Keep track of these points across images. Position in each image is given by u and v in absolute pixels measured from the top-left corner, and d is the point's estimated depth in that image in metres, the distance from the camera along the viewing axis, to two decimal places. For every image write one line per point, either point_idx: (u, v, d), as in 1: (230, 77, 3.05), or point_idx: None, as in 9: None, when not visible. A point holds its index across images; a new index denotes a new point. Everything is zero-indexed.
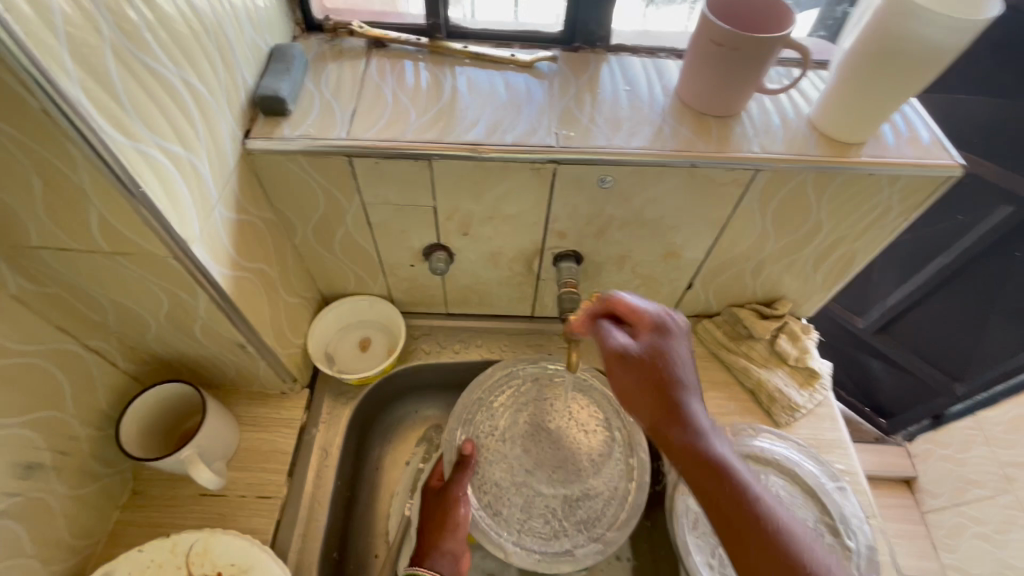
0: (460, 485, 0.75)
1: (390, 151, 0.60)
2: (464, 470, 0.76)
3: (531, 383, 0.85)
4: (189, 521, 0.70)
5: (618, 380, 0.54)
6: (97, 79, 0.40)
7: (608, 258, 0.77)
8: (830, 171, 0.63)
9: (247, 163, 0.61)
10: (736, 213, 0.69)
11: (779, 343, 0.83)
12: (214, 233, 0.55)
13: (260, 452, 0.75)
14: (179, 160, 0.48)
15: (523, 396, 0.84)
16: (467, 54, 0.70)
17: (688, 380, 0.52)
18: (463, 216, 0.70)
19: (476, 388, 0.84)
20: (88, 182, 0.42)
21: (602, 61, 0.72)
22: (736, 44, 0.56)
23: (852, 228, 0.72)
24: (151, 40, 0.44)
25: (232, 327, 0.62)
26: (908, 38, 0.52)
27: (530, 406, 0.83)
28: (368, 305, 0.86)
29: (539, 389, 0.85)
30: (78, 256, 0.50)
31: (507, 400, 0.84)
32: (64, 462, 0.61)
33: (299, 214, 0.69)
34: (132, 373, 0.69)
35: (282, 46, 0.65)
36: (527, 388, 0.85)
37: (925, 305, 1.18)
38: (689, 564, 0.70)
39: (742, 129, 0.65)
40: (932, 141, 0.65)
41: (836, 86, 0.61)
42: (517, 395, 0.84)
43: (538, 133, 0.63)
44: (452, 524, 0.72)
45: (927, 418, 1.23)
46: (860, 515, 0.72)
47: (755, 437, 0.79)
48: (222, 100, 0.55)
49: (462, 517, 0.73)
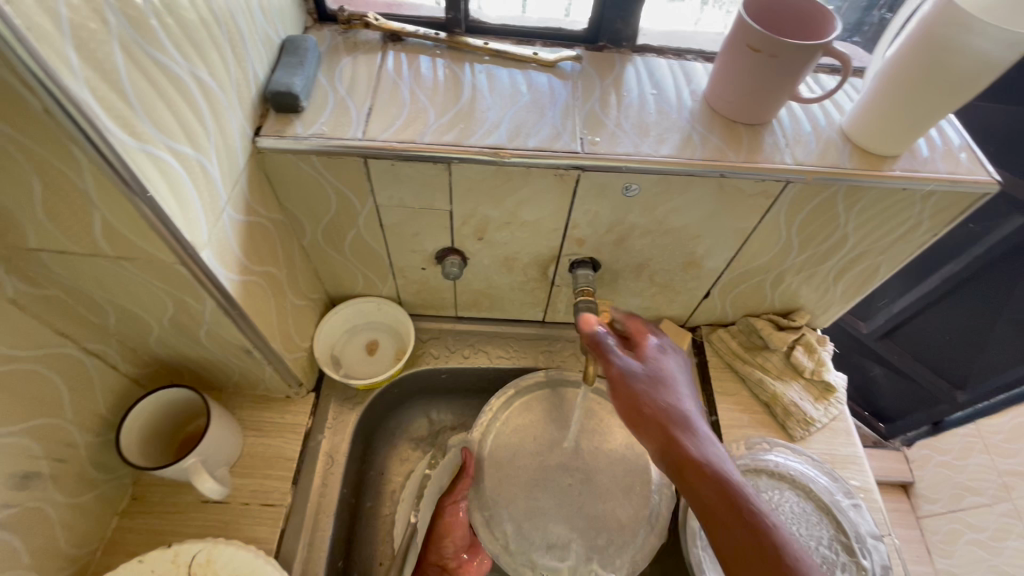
0: (451, 497, 0.78)
1: (406, 152, 0.57)
2: (460, 481, 0.78)
3: (537, 427, 0.81)
4: (192, 529, 0.68)
5: (624, 401, 0.52)
6: (104, 76, 0.37)
7: (626, 266, 0.75)
8: (863, 185, 0.61)
9: (257, 162, 0.58)
10: (761, 223, 0.67)
11: (795, 355, 0.81)
12: (222, 237, 0.52)
13: (265, 458, 0.73)
14: (188, 160, 0.45)
15: (546, 460, 0.79)
16: (487, 51, 0.68)
17: (688, 416, 0.50)
18: (480, 221, 0.67)
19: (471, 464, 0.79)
20: (92, 185, 0.39)
21: (628, 61, 0.69)
22: (774, 51, 0.53)
23: (878, 241, 0.70)
24: (160, 32, 0.41)
25: (238, 331, 0.59)
26: (959, 52, 0.50)
27: (542, 466, 0.79)
28: (375, 307, 0.83)
29: (529, 430, 0.81)
30: (79, 260, 0.47)
31: (525, 463, 0.79)
32: (62, 470, 0.58)
33: (308, 215, 0.66)
34: (133, 376, 0.67)
35: (295, 38, 0.62)
36: (517, 430, 0.81)
37: (929, 313, 1.12)
38: None
39: (773, 138, 0.62)
40: (967, 156, 0.63)
41: (873, 97, 0.59)
42: (518, 449, 0.80)
43: (562, 137, 0.60)
44: (441, 530, 0.77)
45: (926, 424, 1.19)
46: (875, 534, 0.72)
47: (770, 451, 0.78)
48: (232, 95, 0.52)
49: (442, 525, 0.77)
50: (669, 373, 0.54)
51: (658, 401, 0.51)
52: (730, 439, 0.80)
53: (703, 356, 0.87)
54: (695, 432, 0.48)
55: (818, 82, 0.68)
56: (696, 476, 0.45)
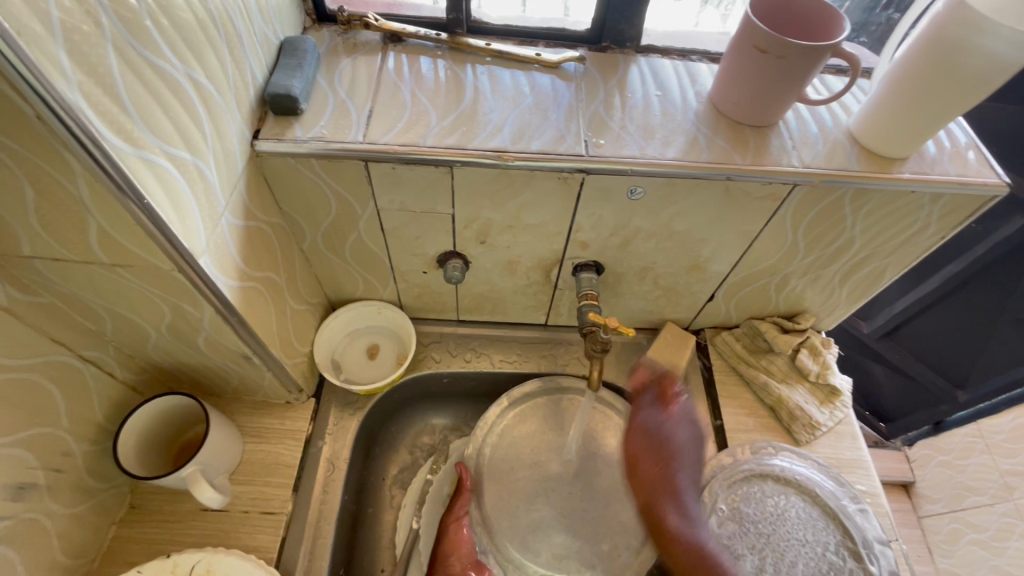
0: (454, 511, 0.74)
1: (407, 156, 0.56)
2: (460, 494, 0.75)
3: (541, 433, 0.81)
4: (190, 538, 0.67)
5: (632, 445, 0.63)
6: (99, 80, 0.36)
7: (630, 270, 0.74)
8: (871, 187, 0.60)
9: (256, 165, 0.57)
10: (768, 226, 0.66)
11: (800, 359, 0.80)
12: (221, 243, 0.51)
13: (265, 465, 0.72)
14: (186, 166, 0.44)
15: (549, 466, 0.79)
16: (489, 51, 0.66)
17: (682, 485, 0.60)
18: (482, 225, 0.66)
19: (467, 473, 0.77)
20: (86, 192, 0.38)
21: (632, 62, 0.69)
22: (782, 52, 0.52)
23: (885, 244, 0.69)
24: (155, 34, 0.40)
25: (237, 338, 0.58)
26: (969, 52, 0.49)
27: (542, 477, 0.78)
28: (375, 311, 0.82)
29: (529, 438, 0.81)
30: (75, 268, 0.46)
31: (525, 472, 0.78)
32: (59, 480, 0.57)
33: (308, 218, 0.65)
34: (131, 383, 0.66)
35: (294, 39, 0.61)
36: (517, 437, 0.80)
37: (931, 313, 1.12)
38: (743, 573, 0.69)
39: (780, 140, 0.61)
40: (975, 156, 0.62)
41: (881, 98, 0.58)
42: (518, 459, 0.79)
43: (566, 140, 0.59)
44: (449, 547, 0.71)
45: (928, 424, 1.18)
46: (883, 540, 0.71)
47: (776, 455, 0.77)
48: (230, 98, 0.51)
49: (452, 539, 0.71)
50: (681, 445, 0.62)
51: (665, 460, 0.61)
52: (735, 443, 0.79)
53: (707, 359, 0.87)
54: (680, 504, 0.58)
55: (825, 83, 0.68)
56: (671, 541, 0.56)
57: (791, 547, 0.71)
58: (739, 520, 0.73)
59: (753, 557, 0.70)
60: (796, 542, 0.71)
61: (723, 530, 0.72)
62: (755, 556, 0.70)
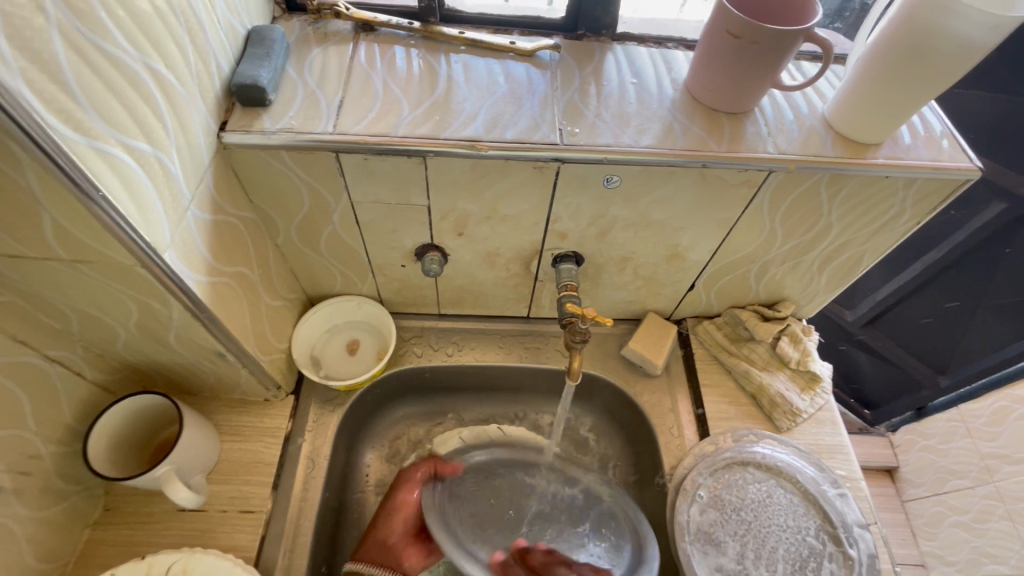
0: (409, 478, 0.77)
1: (379, 147, 0.55)
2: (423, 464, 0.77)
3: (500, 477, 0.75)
4: (167, 540, 0.66)
5: None
6: (44, 68, 0.34)
7: (610, 260, 0.74)
8: (846, 173, 0.60)
9: (223, 158, 0.55)
10: (745, 214, 0.66)
11: (780, 346, 0.81)
12: (187, 237, 0.50)
13: (243, 463, 0.71)
14: (145, 158, 0.43)
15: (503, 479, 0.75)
16: (464, 40, 0.65)
17: None
18: (459, 216, 0.65)
19: (471, 464, 0.75)
20: (37, 184, 0.37)
21: (608, 50, 0.68)
22: (755, 37, 0.52)
23: (862, 230, 0.69)
24: (109, 23, 0.39)
25: (208, 335, 0.57)
26: (938, 35, 0.49)
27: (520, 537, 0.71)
28: (355, 306, 0.81)
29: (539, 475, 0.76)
30: (33, 265, 0.45)
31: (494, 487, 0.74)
32: (26, 483, 0.56)
33: (281, 212, 0.64)
34: (103, 384, 0.64)
35: (261, 28, 0.60)
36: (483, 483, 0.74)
37: (911, 300, 1.13)
38: (725, 562, 0.70)
39: (755, 127, 0.61)
40: (949, 143, 0.62)
41: (854, 86, 0.58)
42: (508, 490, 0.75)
43: (541, 129, 0.58)
44: (393, 507, 0.75)
45: (910, 410, 1.18)
46: (862, 523, 0.72)
47: (757, 442, 0.78)
48: (193, 89, 0.50)
49: (399, 504, 0.75)
50: None
51: None
52: (717, 431, 0.79)
53: (688, 348, 0.87)
54: None
55: (800, 70, 0.68)
56: None
57: (772, 533, 0.72)
58: (720, 507, 0.73)
59: (734, 544, 0.71)
60: (777, 528, 0.72)
61: (708, 516, 0.73)
62: (736, 542, 0.71)
